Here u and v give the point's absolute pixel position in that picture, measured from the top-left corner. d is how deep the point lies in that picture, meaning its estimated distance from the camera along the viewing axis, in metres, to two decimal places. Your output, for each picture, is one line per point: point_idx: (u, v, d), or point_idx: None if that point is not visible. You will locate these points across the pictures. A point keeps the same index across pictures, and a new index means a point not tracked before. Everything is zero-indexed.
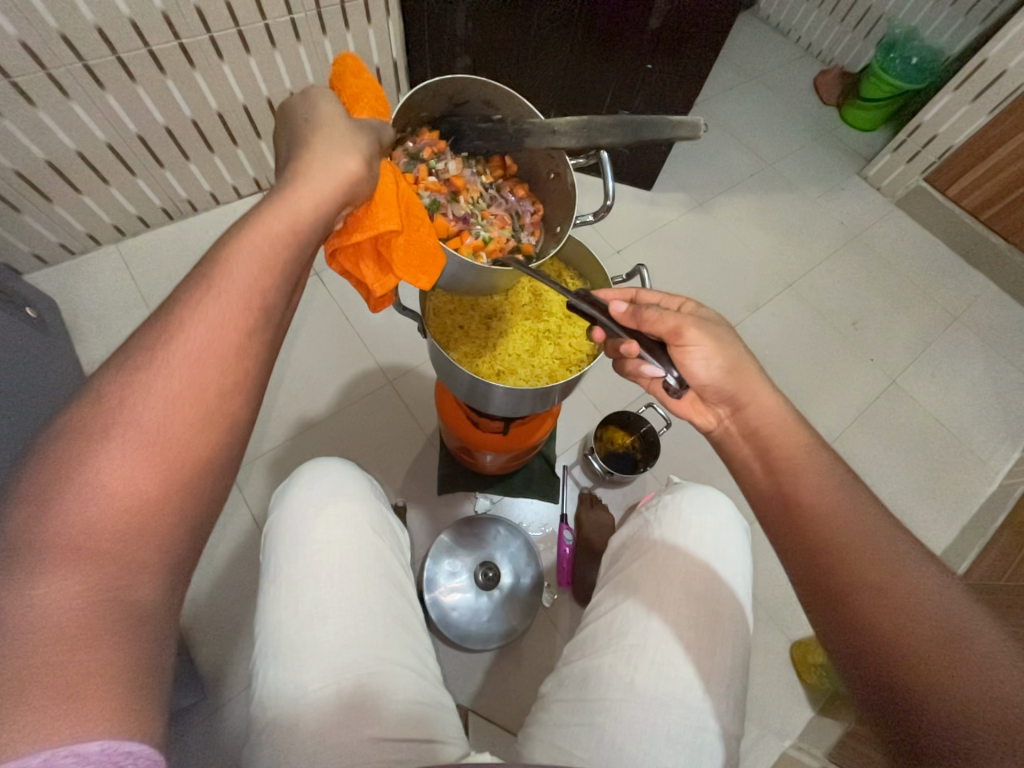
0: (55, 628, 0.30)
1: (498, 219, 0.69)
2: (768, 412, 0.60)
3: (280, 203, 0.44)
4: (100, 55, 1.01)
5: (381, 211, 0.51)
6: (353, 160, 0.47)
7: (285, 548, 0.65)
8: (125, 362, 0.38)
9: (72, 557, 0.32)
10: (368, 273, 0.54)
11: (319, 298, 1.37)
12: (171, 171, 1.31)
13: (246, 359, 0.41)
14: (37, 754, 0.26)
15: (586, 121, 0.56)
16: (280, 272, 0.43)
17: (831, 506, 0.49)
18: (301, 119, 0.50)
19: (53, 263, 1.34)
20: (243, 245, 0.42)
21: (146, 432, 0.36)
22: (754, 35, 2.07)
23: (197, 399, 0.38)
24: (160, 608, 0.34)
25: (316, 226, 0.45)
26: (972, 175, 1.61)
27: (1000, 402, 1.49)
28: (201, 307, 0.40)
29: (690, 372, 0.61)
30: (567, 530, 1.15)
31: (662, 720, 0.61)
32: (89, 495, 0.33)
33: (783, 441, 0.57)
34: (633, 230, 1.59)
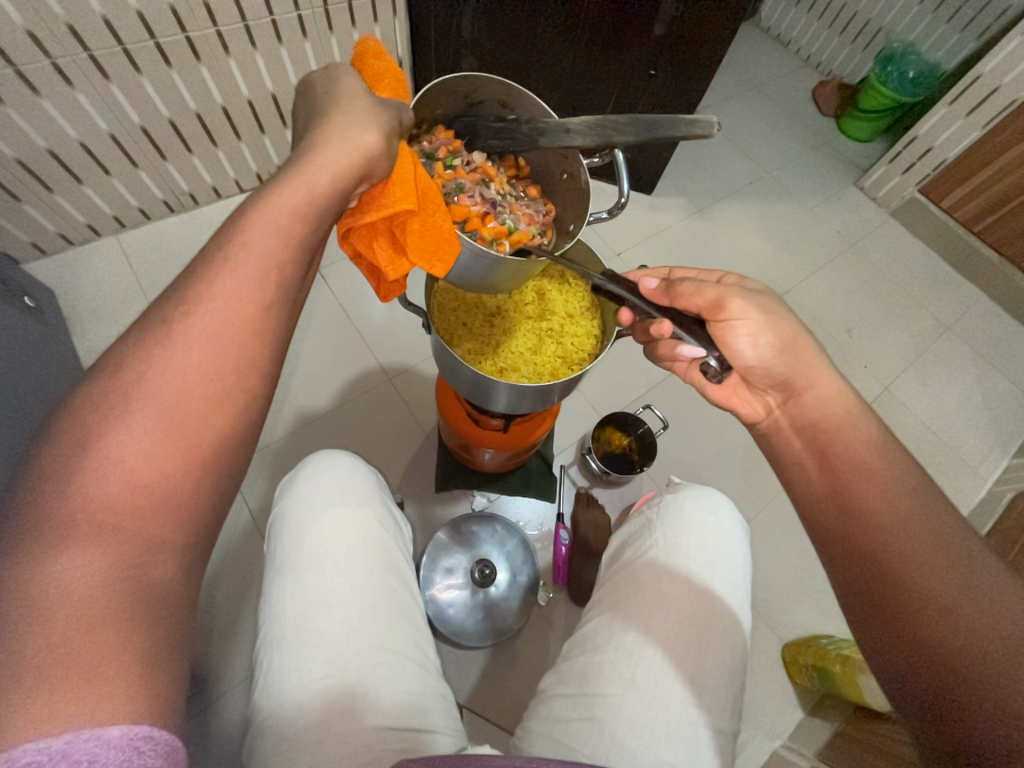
0: (76, 605, 0.30)
1: (525, 216, 0.69)
2: (829, 411, 0.59)
3: (300, 177, 0.44)
4: (106, 46, 1.01)
5: (398, 191, 0.51)
6: (371, 134, 0.48)
7: (300, 534, 0.65)
8: (145, 335, 0.38)
9: (93, 533, 0.32)
10: (383, 256, 0.54)
11: (320, 293, 1.37)
12: (174, 163, 1.31)
13: (264, 336, 0.41)
14: (58, 736, 0.27)
15: (601, 120, 0.57)
16: (296, 246, 0.44)
17: (881, 510, 0.49)
18: (322, 92, 0.51)
19: (51, 252, 1.33)
20: (260, 218, 0.43)
21: (164, 408, 0.36)
22: (754, 45, 2.10)
23: (216, 375, 0.39)
24: (177, 589, 0.35)
25: (333, 199, 0.46)
26: (965, 187, 1.64)
27: (989, 410, 1.52)
28: (219, 282, 0.40)
29: (735, 351, 0.62)
30: (564, 530, 1.13)
31: (661, 716, 0.62)
32: (109, 472, 0.34)
33: (842, 443, 0.56)
34: (634, 233, 1.61)
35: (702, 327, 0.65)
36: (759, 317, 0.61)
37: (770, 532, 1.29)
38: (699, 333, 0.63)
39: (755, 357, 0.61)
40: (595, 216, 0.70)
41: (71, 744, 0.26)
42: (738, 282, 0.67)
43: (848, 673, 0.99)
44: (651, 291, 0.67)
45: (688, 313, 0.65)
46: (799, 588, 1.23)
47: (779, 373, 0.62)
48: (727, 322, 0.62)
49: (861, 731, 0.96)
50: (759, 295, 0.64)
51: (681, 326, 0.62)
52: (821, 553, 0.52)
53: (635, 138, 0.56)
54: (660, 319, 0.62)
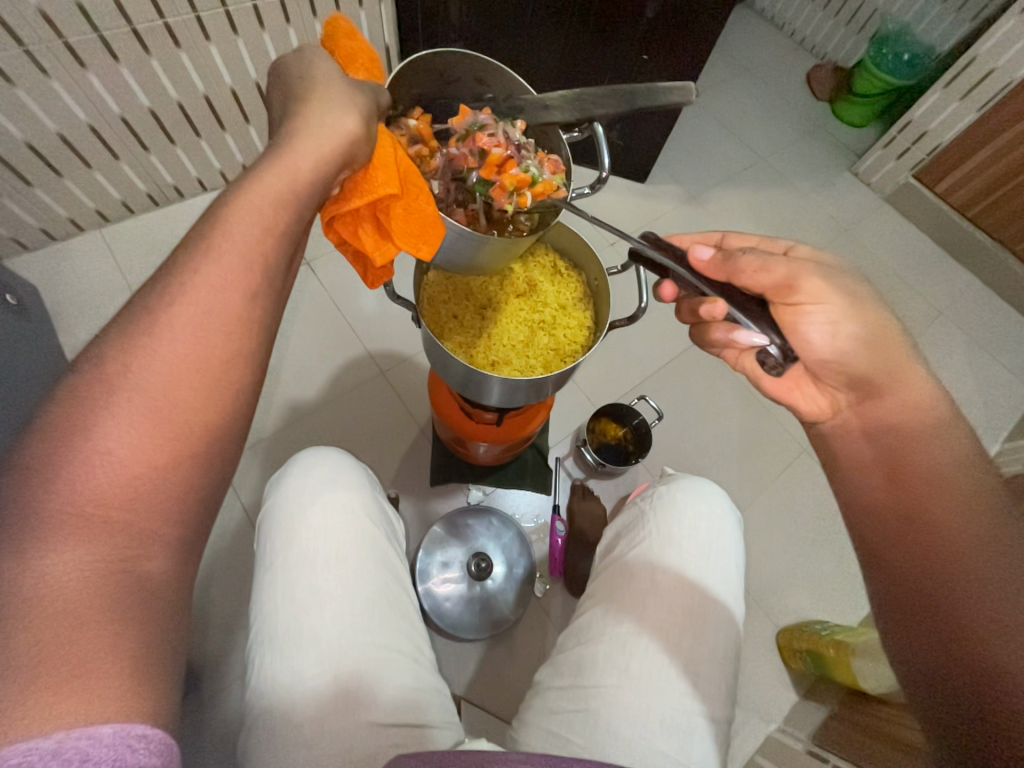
0: (63, 603, 0.30)
1: (550, 164, 0.63)
2: (903, 422, 0.57)
3: (280, 165, 0.43)
4: (81, 33, 0.97)
5: (380, 175, 0.50)
6: (351, 119, 0.46)
7: (293, 531, 0.64)
8: (127, 326, 0.37)
9: (81, 528, 0.32)
10: (369, 243, 0.53)
11: (310, 287, 1.35)
12: (157, 155, 1.28)
13: (249, 326, 0.40)
14: (50, 735, 0.26)
15: (579, 95, 0.58)
16: (279, 233, 0.42)
17: (944, 524, 0.48)
18: (296, 76, 0.49)
19: (34, 248, 1.30)
20: (241, 205, 0.41)
21: (149, 401, 0.35)
22: (749, 27, 2.07)
23: (202, 366, 0.38)
24: (169, 583, 0.34)
25: (316, 186, 0.45)
26: (961, 171, 1.63)
27: (981, 396, 1.52)
28: (201, 271, 0.39)
29: (806, 338, 0.60)
30: (559, 521, 1.16)
31: (656, 705, 0.63)
32: (95, 466, 0.33)
33: (914, 455, 0.54)
34: (627, 222, 1.59)
35: (765, 308, 0.63)
36: (839, 304, 0.59)
37: (764, 519, 1.29)
38: (761, 316, 0.62)
39: (832, 349, 0.60)
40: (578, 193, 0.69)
41: (63, 743, 0.26)
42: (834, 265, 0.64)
43: (844, 659, 1.01)
44: (705, 261, 0.61)
45: (749, 294, 0.63)
46: (794, 575, 1.24)
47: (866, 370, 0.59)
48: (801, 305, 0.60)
49: (855, 712, 0.97)
50: (844, 279, 0.61)
51: (739, 307, 0.61)
52: (868, 562, 0.52)
53: (615, 111, 0.57)
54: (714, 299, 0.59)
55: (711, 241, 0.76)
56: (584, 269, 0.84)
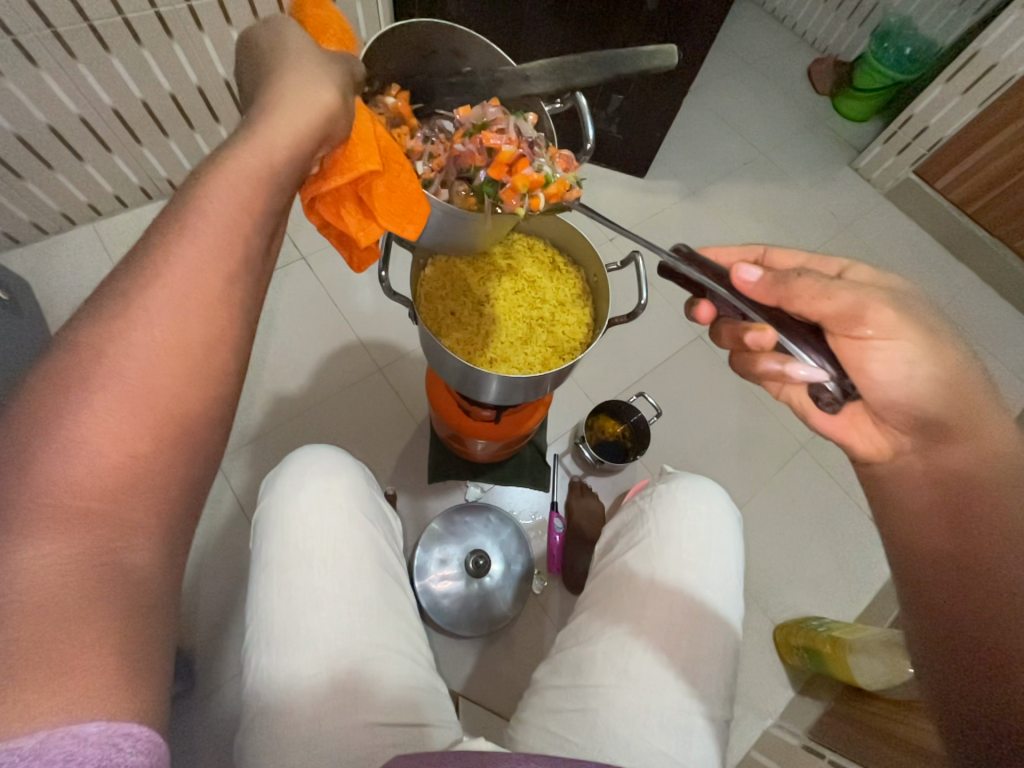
0: (44, 595, 0.29)
1: (561, 163, 0.63)
2: (973, 468, 0.50)
3: (257, 141, 0.42)
4: (71, 22, 0.95)
5: (360, 152, 0.49)
6: (327, 93, 0.46)
7: (286, 532, 0.64)
8: (102, 310, 0.36)
9: (60, 519, 0.30)
10: (352, 222, 0.51)
11: (306, 282, 1.34)
12: (150, 147, 1.26)
13: (229, 309, 0.40)
14: (32, 734, 0.25)
15: (559, 63, 0.56)
16: (257, 212, 0.42)
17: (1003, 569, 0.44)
18: (265, 49, 0.48)
19: (25, 242, 1.28)
20: (216, 184, 0.40)
21: (130, 387, 0.35)
22: (750, 20, 2.04)
23: (182, 350, 0.37)
24: (156, 575, 0.33)
25: (294, 163, 0.44)
26: (961, 167, 1.62)
27: None
28: (177, 253, 0.38)
29: (870, 375, 0.54)
30: (557, 518, 1.16)
31: (655, 704, 0.63)
32: (73, 455, 0.32)
33: (983, 502, 0.48)
34: (626, 217, 1.58)
35: (822, 337, 0.56)
36: (913, 339, 0.53)
37: (762, 516, 1.29)
38: (819, 347, 0.55)
39: (901, 385, 0.54)
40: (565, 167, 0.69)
41: (45, 742, 0.25)
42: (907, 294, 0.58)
43: (840, 655, 1.00)
44: (753, 283, 0.56)
45: (803, 320, 0.57)
46: (791, 572, 1.24)
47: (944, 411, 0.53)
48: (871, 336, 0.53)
49: (851, 708, 0.98)
50: (919, 309, 0.55)
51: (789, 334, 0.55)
52: (911, 604, 0.48)
53: (598, 78, 0.56)
54: (762, 326, 0.54)
55: (752, 257, 0.71)
56: (583, 266, 0.83)
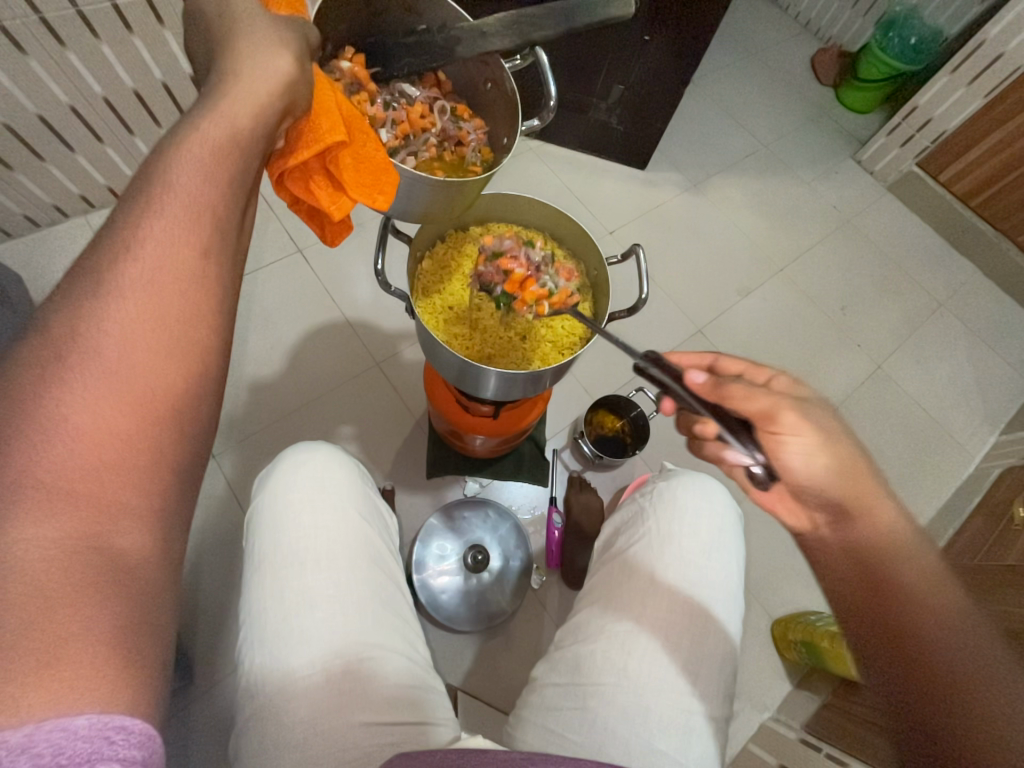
0: (31, 580, 0.28)
1: (565, 274, 0.79)
2: (880, 547, 0.51)
3: (220, 109, 0.41)
4: (59, 8, 0.94)
5: (325, 123, 0.48)
6: (284, 58, 0.44)
7: (278, 531, 0.63)
8: (77, 291, 0.35)
9: (43, 503, 0.30)
10: (323, 196, 0.51)
11: (302, 275, 1.32)
12: (143, 138, 1.24)
13: (207, 283, 0.38)
14: (19, 728, 0.24)
15: (516, 17, 0.56)
16: (226, 182, 0.40)
17: (946, 640, 0.44)
18: (213, 15, 0.46)
19: (18, 235, 1.25)
20: (182, 156, 0.39)
21: (107, 368, 0.34)
22: (753, 8, 2.01)
23: (161, 328, 0.36)
24: (147, 557, 0.32)
25: (259, 129, 0.42)
26: (965, 161, 1.61)
27: (981, 389, 1.52)
28: (147, 229, 0.37)
29: (783, 464, 0.54)
30: (556, 513, 1.15)
31: (656, 704, 0.62)
32: (53, 437, 0.31)
33: (898, 583, 0.48)
34: (627, 210, 1.56)
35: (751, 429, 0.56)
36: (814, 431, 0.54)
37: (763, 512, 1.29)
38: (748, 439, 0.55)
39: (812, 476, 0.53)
40: (530, 127, 0.69)
41: (33, 736, 0.24)
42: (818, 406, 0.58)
43: (836, 649, 1.00)
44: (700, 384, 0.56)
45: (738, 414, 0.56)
46: (790, 567, 1.24)
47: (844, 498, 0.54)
48: (773, 436, 0.54)
49: (849, 702, 0.98)
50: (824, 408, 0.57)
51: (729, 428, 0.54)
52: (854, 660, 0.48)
53: (555, 32, 0.57)
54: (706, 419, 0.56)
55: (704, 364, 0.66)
56: (583, 260, 0.81)
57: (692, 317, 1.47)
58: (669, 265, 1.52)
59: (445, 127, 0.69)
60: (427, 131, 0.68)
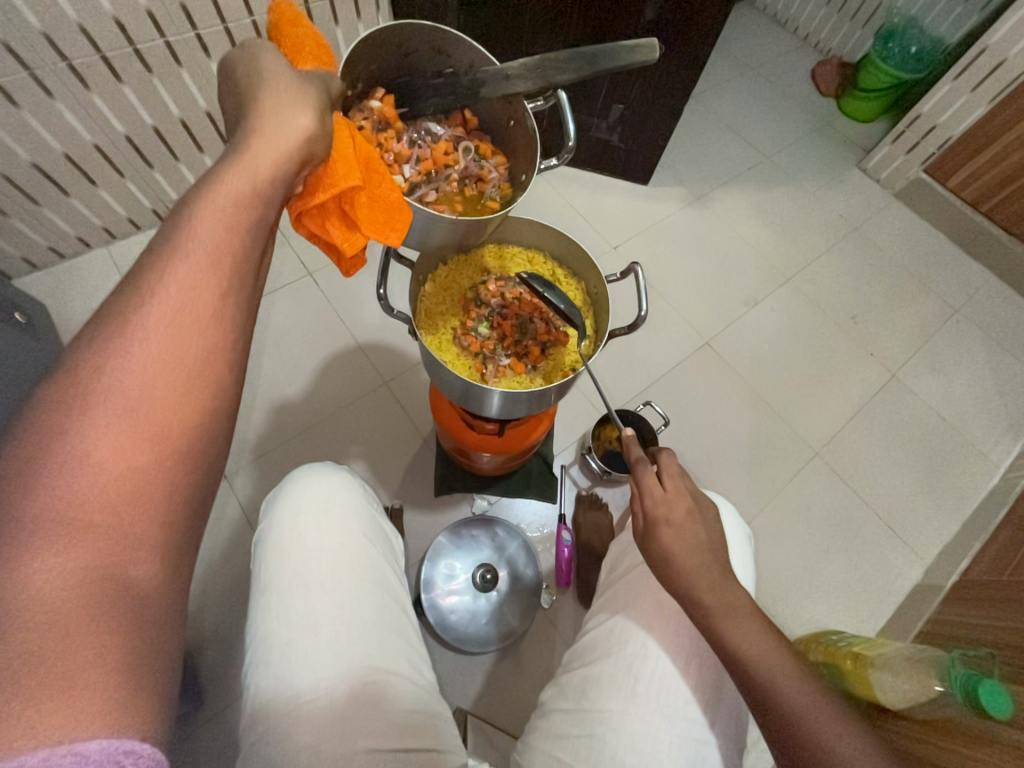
0: (46, 609, 0.29)
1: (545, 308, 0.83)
2: (749, 648, 0.53)
3: (240, 163, 0.43)
4: (85, 55, 1.00)
5: (341, 168, 0.50)
6: (305, 115, 0.46)
7: (285, 553, 0.64)
8: (100, 332, 0.36)
9: (63, 534, 0.31)
10: (337, 234, 0.53)
11: (313, 299, 1.35)
12: (161, 171, 1.29)
13: (222, 323, 0.40)
14: (35, 752, 0.25)
15: (540, 61, 0.58)
16: (246, 230, 0.42)
17: (780, 688, 0.51)
18: (243, 73, 0.48)
19: (42, 267, 1.30)
20: (205, 205, 0.41)
21: (129, 405, 0.35)
22: (752, 25, 2.04)
23: (179, 368, 0.37)
24: (158, 587, 0.33)
25: (278, 184, 0.44)
26: (972, 165, 1.59)
27: (1002, 396, 1.48)
28: (171, 273, 0.39)
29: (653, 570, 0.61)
30: (565, 530, 1.12)
31: (664, 732, 0.60)
32: (75, 471, 0.32)
33: (722, 613, 0.55)
34: (630, 225, 1.58)
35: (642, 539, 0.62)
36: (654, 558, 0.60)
37: (777, 527, 1.26)
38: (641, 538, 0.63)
39: (670, 558, 0.58)
40: (546, 164, 0.70)
41: (49, 759, 0.25)
42: (675, 536, 0.58)
43: (863, 674, 0.91)
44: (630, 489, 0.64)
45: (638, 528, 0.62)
46: (808, 584, 1.20)
47: (715, 604, 0.56)
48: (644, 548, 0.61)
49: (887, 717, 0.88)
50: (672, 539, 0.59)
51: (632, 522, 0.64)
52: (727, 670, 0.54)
53: (577, 74, 0.57)
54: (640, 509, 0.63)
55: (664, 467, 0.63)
56: (583, 279, 0.82)
57: (700, 330, 1.46)
58: (673, 278, 1.53)
59: (468, 165, 0.69)
60: (450, 167, 0.68)
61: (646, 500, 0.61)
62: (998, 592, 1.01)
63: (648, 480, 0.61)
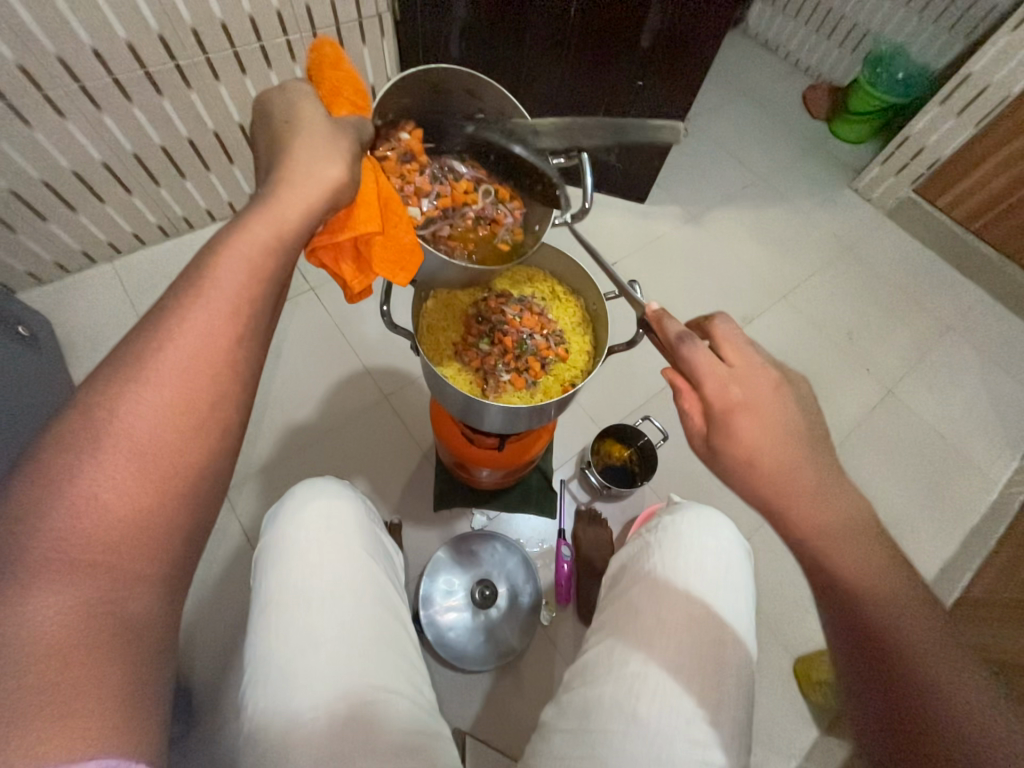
0: (46, 646, 0.29)
1: (545, 326, 0.83)
2: (885, 608, 0.46)
3: (268, 212, 0.44)
4: (97, 77, 1.02)
5: (362, 213, 0.52)
6: (336, 167, 0.48)
7: (286, 572, 0.63)
8: (114, 373, 0.37)
9: (66, 573, 0.31)
10: (348, 270, 0.55)
11: (315, 314, 1.36)
12: (167, 188, 1.31)
13: (234, 365, 0.40)
14: None
15: (570, 123, 0.63)
16: (267, 279, 0.43)
17: (919, 657, 0.45)
18: (279, 119, 0.50)
19: (47, 281, 1.32)
20: (228, 253, 0.42)
21: (138, 447, 0.35)
22: (744, 51, 2.11)
23: (189, 409, 0.38)
24: (155, 620, 0.34)
25: (303, 231, 0.46)
26: (960, 187, 1.63)
27: (997, 412, 1.49)
28: (187, 316, 0.39)
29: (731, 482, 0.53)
30: (565, 546, 1.12)
31: (665, 754, 0.60)
32: (82, 512, 0.33)
33: (850, 562, 0.48)
34: (628, 242, 1.61)
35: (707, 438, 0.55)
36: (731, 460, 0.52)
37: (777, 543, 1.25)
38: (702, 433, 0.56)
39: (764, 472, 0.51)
40: None
41: None
42: (758, 434, 0.52)
43: None
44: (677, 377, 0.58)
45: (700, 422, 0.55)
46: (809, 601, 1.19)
47: (825, 546, 0.49)
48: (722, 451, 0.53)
49: None
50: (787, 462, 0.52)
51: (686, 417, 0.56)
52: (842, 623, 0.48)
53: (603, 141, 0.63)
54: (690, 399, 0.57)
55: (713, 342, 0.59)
56: (583, 296, 0.83)
57: None
58: (670, 294, 1.55)
59: (485, 207, 0.69)
60: (468, 206, 0.68)
61: (709, 384, 0.54)
62: (998, 611, 1.01)
63: (701, 356, 0.55)
